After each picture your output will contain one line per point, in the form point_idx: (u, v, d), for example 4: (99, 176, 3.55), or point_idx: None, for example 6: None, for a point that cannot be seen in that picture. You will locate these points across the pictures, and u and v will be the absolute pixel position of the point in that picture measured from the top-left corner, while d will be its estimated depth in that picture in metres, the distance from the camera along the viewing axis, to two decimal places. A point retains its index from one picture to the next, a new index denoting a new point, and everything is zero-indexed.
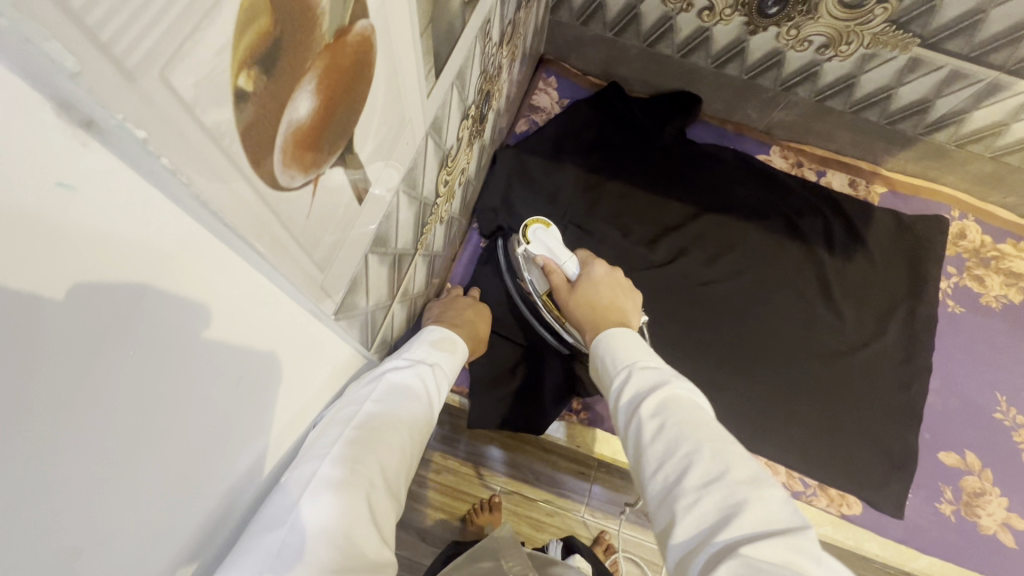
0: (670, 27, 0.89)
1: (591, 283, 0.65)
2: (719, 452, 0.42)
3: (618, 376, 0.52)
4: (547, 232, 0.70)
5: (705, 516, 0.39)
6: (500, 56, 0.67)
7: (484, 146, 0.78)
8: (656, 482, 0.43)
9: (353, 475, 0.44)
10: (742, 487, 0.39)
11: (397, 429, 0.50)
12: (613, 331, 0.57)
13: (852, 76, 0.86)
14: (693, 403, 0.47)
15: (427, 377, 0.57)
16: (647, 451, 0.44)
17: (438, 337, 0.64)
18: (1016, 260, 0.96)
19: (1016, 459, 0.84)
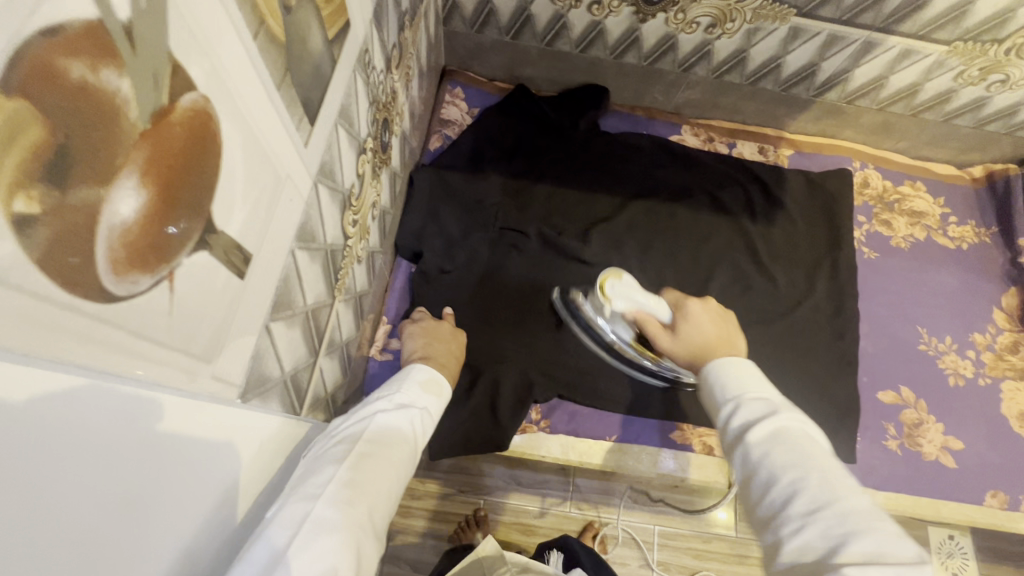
0: (564, 24, 0.89)
1: (690, 324, 0.64)
2: (828, 484, 0.42)
3: (724, 405, 0.50)
4: (623, 282, 0.72)
5: (818, 541, 0.39)
6: (392, 82, 0.64)
7: (395, 172, 0.75)
8: (762, 507, 0.44)
9: (345, 524, 0.41)
10: (855, 517, 0.39)
11: (389, 478, 0.47)
12: (716, 361, 0.55)
13: (742, 51, 0.89)
14: (805, 436, 0.46)
15: (418, 423, 0.55)
16: (754, 480, 0.45)
17: (427, 375, 0.62)
18: (916, 200, 1.03)
19: (944, 384, 0.90)
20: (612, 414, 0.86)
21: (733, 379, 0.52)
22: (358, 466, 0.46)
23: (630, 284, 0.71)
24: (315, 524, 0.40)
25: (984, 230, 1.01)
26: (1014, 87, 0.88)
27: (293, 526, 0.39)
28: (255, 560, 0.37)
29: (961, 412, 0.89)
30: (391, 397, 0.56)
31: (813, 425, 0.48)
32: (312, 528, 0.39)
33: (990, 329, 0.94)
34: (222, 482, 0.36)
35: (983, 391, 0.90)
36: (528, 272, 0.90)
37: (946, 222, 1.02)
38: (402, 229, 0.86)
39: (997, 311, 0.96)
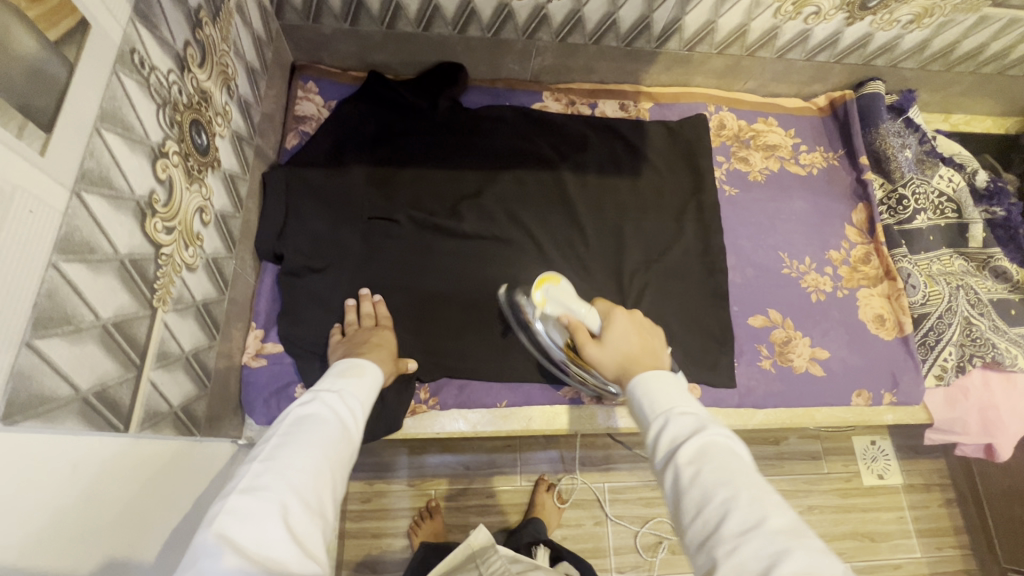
0: (397, 5, 0.88)
1: (617, 333, 0.69)
2: (755, 502, 0.45)
3: (656, 424, 0.54)
4: (559, 286, 0.77)
5: (748, 561, 0.41)
6: (193, 80, 0.62)
7: (230, 174, 0.73)
8: (696, 528, 0.46)
9: (262, 505, 0.45)
10: (783, 535, 0.42)
11: (310, 452, 0.51)
12: (640, 375, 0.60)
13: (576, 11, 0.91)
14: (732, 451, 0.49)
15: (340, 403, 0.59)
16: (686, 499, 0.47)
17: (342, 366, 0.66)
18: (769, 134, 1.09)
19: (808, 302, 0.97)
20: (503, 381, 0.88)
21: (655, 392, 0.57)
22: (271, 455, 0.50)
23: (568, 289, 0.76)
24: (226, 514, 0.44)
25: (831, 154, 1.09)
26: (827, 17, 0.94)
27: (218, 509, 0.45)
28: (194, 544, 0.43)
29: (825, 324, 0.96)
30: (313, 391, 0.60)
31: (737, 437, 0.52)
32: (224, 521, 0.44)
33: (844, 245, 1.02)
34: (24, 500, 0.37)
35: (842, 301, 0.98)
36: (403, 257, 0.90)
37: (797, 151, 1.09)
38: (261, 231, 0.84)
39: (848, 228, 1.03)
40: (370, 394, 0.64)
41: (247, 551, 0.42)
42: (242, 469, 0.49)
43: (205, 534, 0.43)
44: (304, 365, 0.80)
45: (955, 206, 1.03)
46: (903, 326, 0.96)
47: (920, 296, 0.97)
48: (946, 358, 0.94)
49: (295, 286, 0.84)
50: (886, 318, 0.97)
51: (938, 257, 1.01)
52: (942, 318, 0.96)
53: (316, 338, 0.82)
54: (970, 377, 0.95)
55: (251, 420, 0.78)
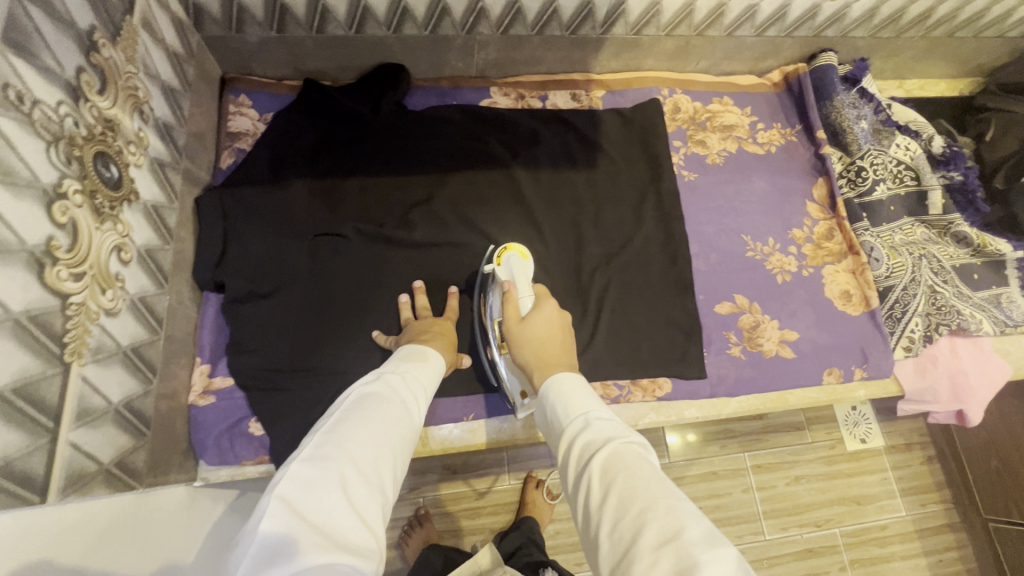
0: (323, 8, 0.83)
1: (542, 320, 0.75)
2: (671, 512, 0.44)
3: (575, 436, 0.56)
4: (522, 262, 0.85)
5: (661, 571, 0.41)
6: (92, 110, 0.57)
7: (153, 205, 0.68)
8: (614, 543, 0.46)
9: (322, 471, 0.49)
10: (696, 544, 0.41)
11: (372, 428, 0.56)
12: (556, 376, 0.65)
13: (514, 2, 0.87)
14: (642, 458, 0.51)
15: (397, 387, 0.64)
16: (603, 510, 0.48)
17: (406, 354, 0.72)
18: (726, 114, 1.07)
19: (774, 283, 0.96)
20: (468, 395, 0.86)
21: (575, 405, 0.59)
22: (333, 428, 0.55)
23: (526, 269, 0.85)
24: (291, 476, 0.49)
25: (789, 130, 1.07)
26: None
27: (281, 474, 0.50)
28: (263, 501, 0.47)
29: (792, 305, 0.95)
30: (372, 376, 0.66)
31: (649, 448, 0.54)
32: (290, 478, 0.49)
33: (806, 222, 1.00)
34: None
35: (808, 280, 0.97)
36: (355, 273, 0.86)
37: (755, 130, 1.06)
38: (199, 260, 0.79)
39: (810, 205, 1.02)
40: (429, 381, 0.70)
41: (306, 510, 0.46)
42: (310, 437, 0.55)
43: (273, 492, 0.47)
44: (257, 398, 0.76)
45: (914, 174, 1.03)
46: (869, 301, 0.95)
47: (884, 269, 0.96)
48: (913, 330, 0.94)
49: (240, 314, 0.80)
50: (851, 294, 0.96)
51: (901, 227, 1.01)
52: (906, 289, 0.95)
53: (268, 367, 0.78)
54: (938, 346, 0.95)
55: (205, 460, 0.74)
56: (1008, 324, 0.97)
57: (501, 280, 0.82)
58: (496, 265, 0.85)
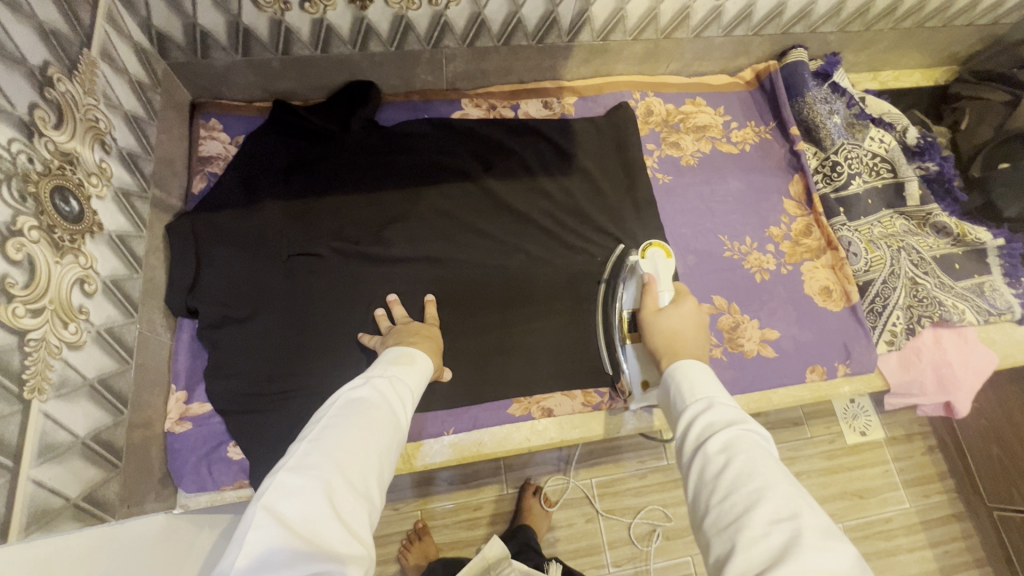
0: (287, 29, 0.83)
1: (677, 318, 0.73)
2: (788, 497, 0.46)
3: (693, 410, 0.57)
4: (666, 259, 0.85)
5: (774, 546, 0.42)
6: (48, 144, 0.57)
7: (119, 235, 0.68)
8: (721, 512, 0.47)
9: (309, 480, 0.49)
10: (813, 530, 0.43)
11: (358, 435, 0.56)
12: (685, 361, 0.64)
13: (477, 14, 0.87)
14: (762, 446, 0.51)
15: (384, 390, 0.64)
16: (714, 483, 0.49)
17: (395, 355, 0.71)
18: (699, 115, 1.07)
19: (753, 283, 0.95)
20: (449, 410, 0.83)
21: (692, 382, 0.60)
22: (319, 435, 0.55)
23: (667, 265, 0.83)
24: (278, 486, 0.49)
25: (763, 128, 1.07)
26: None
27: (267, 484, 0.50)
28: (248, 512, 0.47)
29: (771, 304, 0.94)
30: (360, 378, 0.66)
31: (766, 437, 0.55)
32: (276, 488, 0.49)
33: (783, 220, 1.00)
34: None
35: (787, 278, 0.96)
36: (330, 292, 0.86)
37: (728, 129, 1.06)
38: (171, 287, 0.79)
39: (787, 201, 1.02)
40: (418, 382, 0.70)
41: (292, 520, 0.46)
42: (295, 445, 0.54)
43: (257, 503, 0.47)
44: (232, 423, 0.76)
45: (889, 166, 1.03)
46: (850, 295, 0.95)
47: (862, 264, 0.96)
48: (895, 323, 0.93)
49: (214, 339, 0.79)
50: (832, 290, 0.96)
51: (879, 220, 1.00)
52: (886, 282, 0.94)
53: (244, 391, 0.78)
54: (921, 338, 0.95)
55: (183, 488, 0.74)
56: (993, 313, 0.96)
57: (644, 270, 0.83)
58: (639, 257, 0.85)
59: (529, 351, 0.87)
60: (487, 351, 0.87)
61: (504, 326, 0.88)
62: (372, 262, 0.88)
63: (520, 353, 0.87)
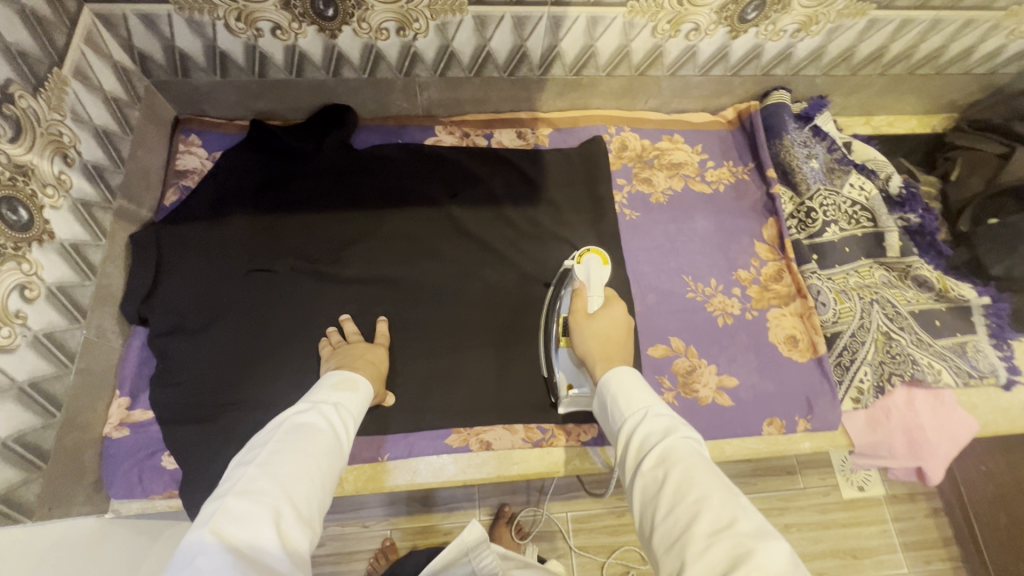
0: (261, 55, 0.87)
1: (607, 321, 0.76)
2: (725, 502, 0.47)
3: (632, 427, 0.59)
4: (600, 267, 0.85)
5: (714, 555, 0.44)
6: (1, 156, 0.61)
7: (72, 244, 0.71)
8: (668, 528, 0.49)
9: (255, 502, 0.50)
10: (749, 531, 0.44)
11: (305, 460, 0.57)
12: (619, 370, 0.67)
13: (446, 47, 0.89)
14: (698, 455, 0.53)
15: (331, 418, 0.65)
16: (658, 499, 0.51)
17: (338, 379, 0.72)
18: (675, 152, 1.06)
19: (714, 326, 0.93)
20: (387, 435, 0.83)
21: (629, 397, 0.63)
22: (265, 460, 0.55)
23: (603, 274, 0.85)
24: (225, 510, 0.48)
25: (740, 168, 1.05)
26: (709, 32, 0.90)
27: (211, 510, 0.49)
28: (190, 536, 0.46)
29: (732, 349, 0.91)
30: (305, 402, 0.67)
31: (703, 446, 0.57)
32: (222, 512, 0.48)
33: (753, 263, 0.97)
34: None
35: (751, 324, 0.93)
36: (283, 308, 0.87)
37: (703, 168, 1.05)
38: (127, 294, 0.81)
39: (759, 244, 0.99)
40: (360, 411, 0.71)
41: (239, 542, 0.46)
42: (239, 472, 0.54)
43: (201, 528, 0.47)
44: (169, 431, 0.77)
45: (870, 215, 0.98)
46: (817, 347, 0.91)
47: (831, 314, 0.92)
48: (863, 379, 0.89)
49: (162, 348, 0.81)
50: (798, 339, 0.92)
51: (857, 269, 0.96)
52: (855, 335, 0.90)
53: (185, 400, 0.79)
54: (892, 397, 0.88)
55: (113, 493, 0.75)
56: (973, 375, 0.91)
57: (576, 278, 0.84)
58: (575, 264, 0.86)
59: (475, 382, 0.86)
60: (432, 377, 0.86)
61: (453, 353, 0.88)
62: (328, 281, 0.90)
63: (465, 382, 0.86)
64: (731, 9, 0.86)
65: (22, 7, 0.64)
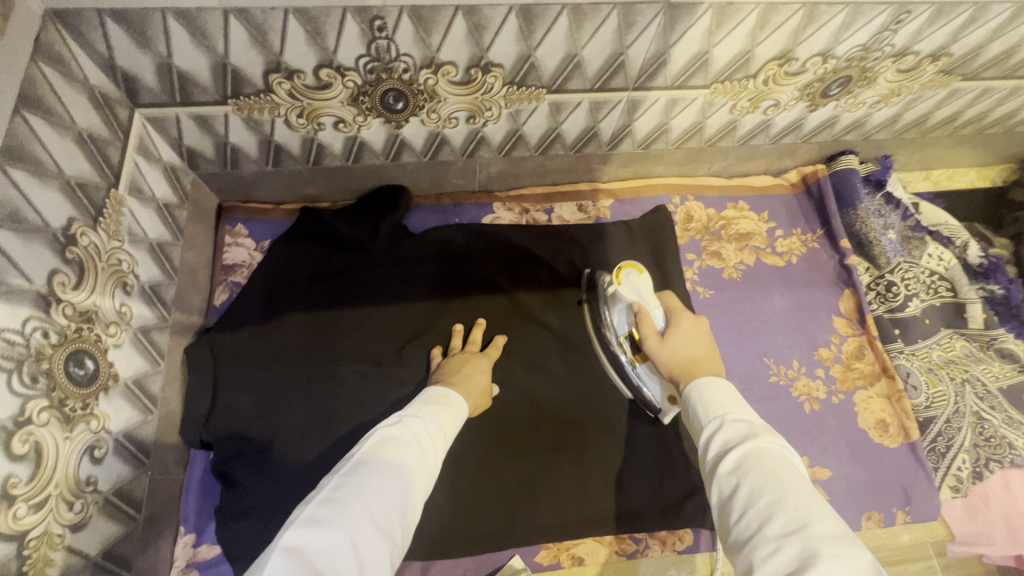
0: (319, 146, 0.81)
1: (683, 337, 0.69)
2: (801, 506, 0.43)
3: (708, 428, 0.54)
4: (640, 278, 0.77)
5: (785, 559, 0.41)
6: (66, 309, 0.54)
7: (136, 381, 0.64)
8: (739, 530, 0.45)
9: (334, 517, 0.47)
10: (825, 541, 0.41)
11: (390, 470, 0.53)
12: (700, 378, 0.61)
13: (516, 130, 0.83)
14: (784, 462, 0.48)
15: (421, 432, 0.59)
16: (731, 504, 0.47)
17: (430, 395, 0.67)
18: (741, 221, 1.01)
19: (802, 413, 0.88)
20: (471, 555, 0.78)
21: (706, 398, 0.57)
22: (350, 471, 0.53)
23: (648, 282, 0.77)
24: (304, 523, 0.47)
25: (810, 236, 1.01)
26: (788, 107, 0.87)
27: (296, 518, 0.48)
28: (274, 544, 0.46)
29: (823, 438, 0.87)
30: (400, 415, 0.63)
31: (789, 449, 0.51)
32: (302, 523, 0.47)
33: (833, 340, 0.93)
34: None
35: (838, 409, 0.89)
36: (349, 421, 0.78)
37: (772, 238, 1.00)
38: (185, 420, 0.76)
39: (837, 319, 0.95)
40: (455, 424, 0.65)
41: (309, 555, 0.44)
42: (327, 481, 0.53)
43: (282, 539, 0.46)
44: (243, 571, 0.71)
45: (949, 285, 0.96)
46: (909, 432, 0.87)
47: (923, 399, 0.89)
48: (960, 467, 0.85)
49: (225, 476, 0.74)
50: (888, 424, 0.88)
51: (939, 342, 0.93)
52: (949, 421, 0.87)
53: (257, 537, 0.72)
54: (989, 483, 0.85)
55: None
56: None
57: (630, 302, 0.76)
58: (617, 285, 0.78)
59: (561, 491, 0.81)
60: (512, 486, 0.81)
61: (530, 459, 0.82)
62: (395, 387, 0.82)
63: (549, 491, 0.81)
64: (816, 86, 0.82)
65: (79, 133, 0.58)
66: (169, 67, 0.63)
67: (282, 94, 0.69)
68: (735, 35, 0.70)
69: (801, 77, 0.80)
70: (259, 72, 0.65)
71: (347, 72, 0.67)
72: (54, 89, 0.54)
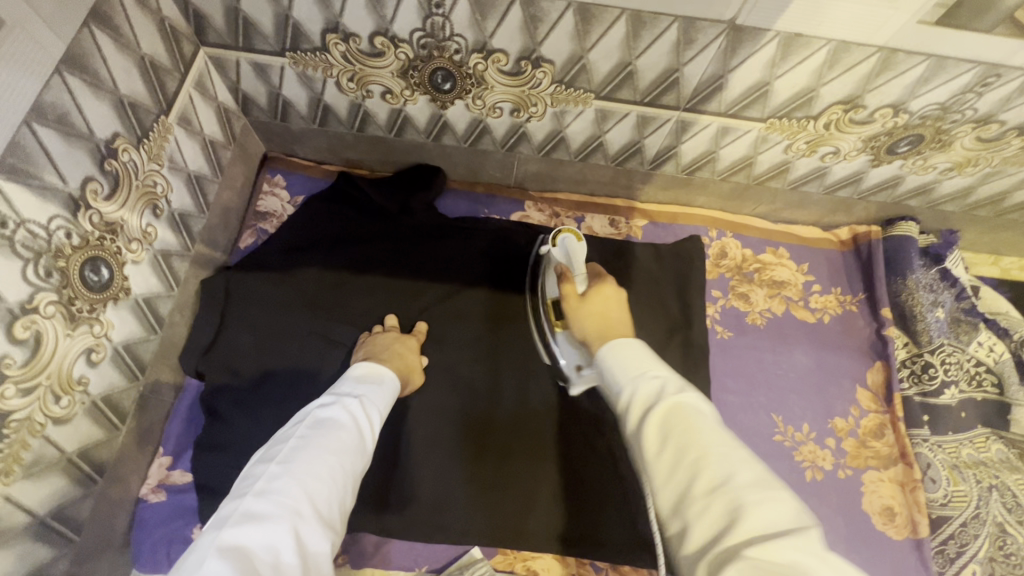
0: (365, 113, 0.82)
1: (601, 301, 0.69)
2: (723, 457, 0.41)
3: (622, 392, 0.49)
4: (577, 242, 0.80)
5: (716, 517, 0.38)
6: (93, 217, 0.57)
7: (145, 299, 0.68)
8: (665, 492, 0.42)
9: (276, 509, 0.46)
10: (751, 490, 0.39)
11: (330, 456, 0.52)
12: (615, 342, 0.54)
13: (558, 132, 0.82)
14: (700, 413, 0.45)
15: (354, 412, 0.59)
16: (651, 470, 0.44)
17: (359, 372, 0.66)
18: (778, 268, 0.96)
19: (801, 479, 0.82)
20: (425, 543, 0.77)
21: (618, 364, 0.51)
22: (288, 458, 0.51)
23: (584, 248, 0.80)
24: (240, 515, 0.45)
25: (848, 298, 0.95)
26: (848, 157, 0.82)
27: (227, 511, 0.46)
28: (203, 541, 0.43)
29: (819, 511, 0.80)
30: (324, 396, 0.61)
31: (708, 395, 0.47)
32: (236, 517, 0.45)
33: (852, 412, 0.87)
34: None
35: (843, 485, 0.82)
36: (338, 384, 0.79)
37: (808, 292, 0.95)
38: (186, 347, 0.78)
39: (861, 390, 0.89)
40: (385, 404, 0.65)
41: (251, 548, 0.42)
42: (257, 467, 0.51)
43: (212, 536, 0.43)
44: (205, 503, 0.72)
45: (995, 380, 0.89)
46: (917, 527, 0.79)
47: (941, 495, 0.81)
48: None
49: (209, 408, 0.77)
50: (896, 513, 0.81)
51: (972, 440, 0.85)
52: (966, 526, 0.79)
53: (225, 472, 0.73)
54: None
55: (138, 564, 0.70)
56: None
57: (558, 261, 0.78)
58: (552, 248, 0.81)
59: (532, 500, 0.79)
60: (472, 487, 0.79)
61: (504, 462, 0.80)
62: None
63: (520, 498, 0.79)
64: (882, 140, 0.77)
65: (141, 58, 0.61)
66: (236, 11, 0.66)
67: (337, 55, 0.71)
68: (801, 69, 0.66)
69: (867, 128, 0.75)
70: (318, 29, 0.68)
71: (400, 43, 0.68)
72: (127, 12, 0.58)
